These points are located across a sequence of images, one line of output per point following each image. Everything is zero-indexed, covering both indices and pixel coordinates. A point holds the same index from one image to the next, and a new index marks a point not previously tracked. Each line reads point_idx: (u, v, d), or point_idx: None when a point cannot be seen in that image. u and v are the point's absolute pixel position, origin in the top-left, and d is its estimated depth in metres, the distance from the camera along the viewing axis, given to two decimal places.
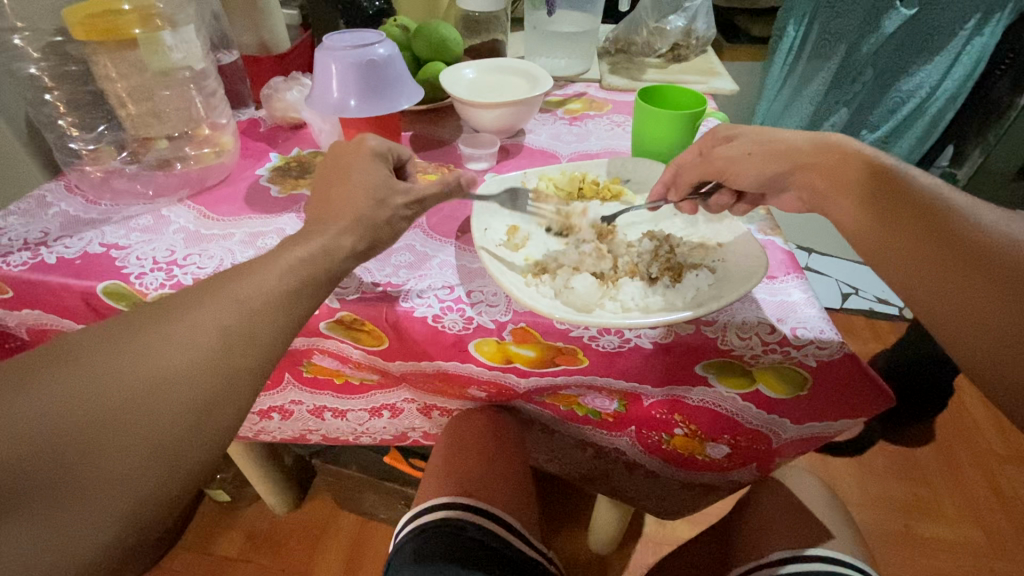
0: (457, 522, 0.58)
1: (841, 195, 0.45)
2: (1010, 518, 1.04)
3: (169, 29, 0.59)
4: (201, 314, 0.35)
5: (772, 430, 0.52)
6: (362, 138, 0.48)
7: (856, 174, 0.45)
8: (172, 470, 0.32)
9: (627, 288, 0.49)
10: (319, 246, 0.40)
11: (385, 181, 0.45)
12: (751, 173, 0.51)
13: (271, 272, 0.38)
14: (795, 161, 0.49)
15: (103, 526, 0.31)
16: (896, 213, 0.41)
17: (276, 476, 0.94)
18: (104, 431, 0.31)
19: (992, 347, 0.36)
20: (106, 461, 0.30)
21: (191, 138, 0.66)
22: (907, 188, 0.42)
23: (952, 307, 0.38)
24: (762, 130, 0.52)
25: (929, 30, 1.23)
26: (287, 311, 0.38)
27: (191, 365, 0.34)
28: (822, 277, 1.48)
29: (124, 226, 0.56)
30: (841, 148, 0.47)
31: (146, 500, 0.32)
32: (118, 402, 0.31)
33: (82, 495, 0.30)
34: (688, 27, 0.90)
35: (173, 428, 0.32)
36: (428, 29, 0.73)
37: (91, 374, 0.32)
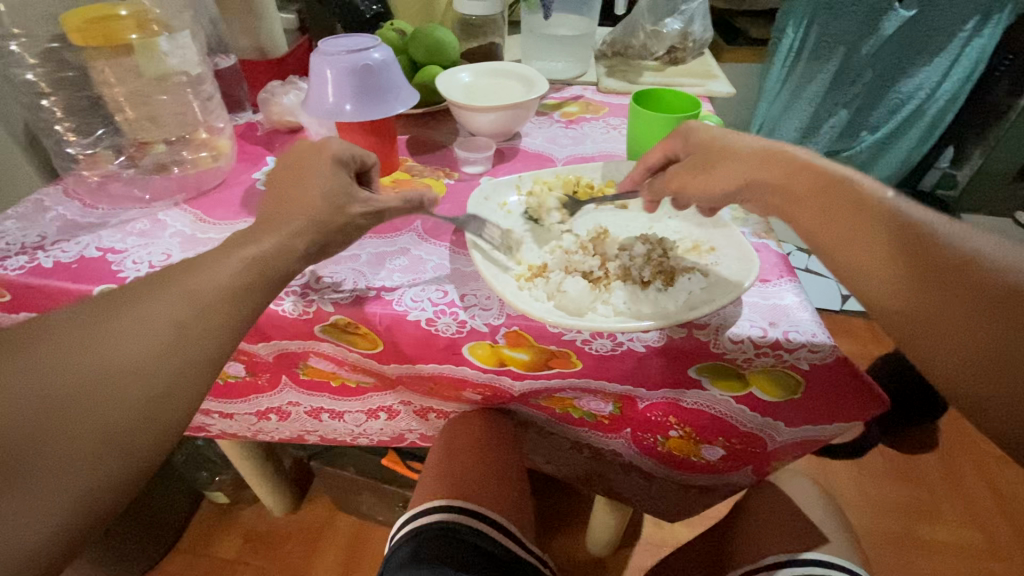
0: (448, 524, 0.58)
1: (800, 212, 0.45)
2: (1009, 520, 1.03)
3: (166, 35, 0.59)
4: (154, 305, 0.36)
5: (766, 434, 0.52)
6: (325, 141, 0.48)
7: (809, 189, 0.44)
8: (127, 456, 0.33)
9: (619, 292, 0.49)
10: (277, 244, 0.41)
11: (343, 189, 0.46)
12: (705, 190, 0.51)
13: (224, 266, 0.39)
14: (744, 178, 0.48)
15: (47, 519, 0.30)
16: (852, 230, 0.41)
17: (274, 479, 0.94)
18: (58, 417, 0.31)
19: (965, 371, 0.35)
20: (58, 447, 0.31)
21: (188, 142, 0.66)
22: (862, 202, 0.42)
23: (923, 329, 0.37)
24: (711, 138, 0.51)
25: (930, 32, 1.23)
26: (246, 301, 0.39)
27: (148, 354, 0.34)
28: (821, 279, 1.48)
29: (121, 230, 0.57)
30: (790, 159, 0.46)
31: (97, 489, 0.32)
32: (73, 389, 0.32)
33: (28, 483, 0.29)
34: (684, 30, 0.90)
35: (128, 415, 0.33)
36: (424, 33, 0.73)
37: (44, 363, 0.32)
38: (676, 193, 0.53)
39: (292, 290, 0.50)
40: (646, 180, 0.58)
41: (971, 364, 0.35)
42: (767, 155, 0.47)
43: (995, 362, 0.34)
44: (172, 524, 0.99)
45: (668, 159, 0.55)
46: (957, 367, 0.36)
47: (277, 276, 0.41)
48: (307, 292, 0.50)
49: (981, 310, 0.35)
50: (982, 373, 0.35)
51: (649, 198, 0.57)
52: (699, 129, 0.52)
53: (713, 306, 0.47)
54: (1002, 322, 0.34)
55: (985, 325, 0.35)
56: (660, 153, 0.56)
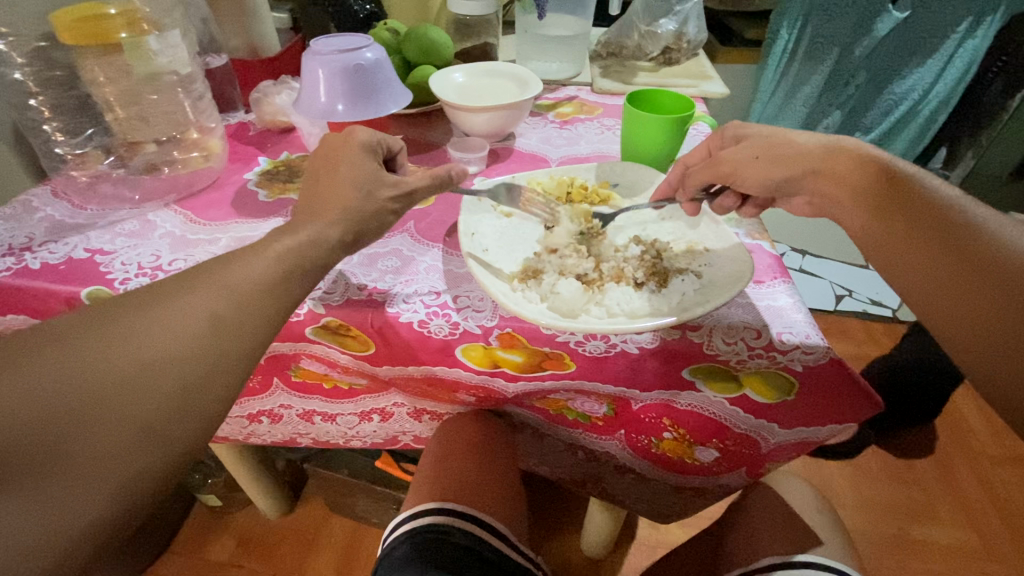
0: (442, 527, 0.57)
1: (852, 201, 0.46)
2: (1003, 520, 1.04)
3: (155, 33, 0.59)
4: (190, 299, 0.36)
5: (760, 435, 0.52)
6: (350, 131, 0.48)
7: (867, 181, 0.45)
8: (160, 451, 0.32)
9: (613, 294, 0.48)
10: (306, 237, 0.41)
11: (373, 173, 0.45)
12: (760, 178, 0.52)
13: (256, 262, 0.38)
14: (807, 167, 0.49)
15: (82, 512, 0.30)
16: (899, 220, 0.42)
17: (267, 481, 0.94)
18: (93, 410, 0.31)
19: (998, 361, 0.35)
20: (91, 440, 0.30)
21: (179, 141, 0.65)
22: (913, 192, 0.42)
23: (962, 318, 0.37)
24: (772, 131, 0.53)
25: (920, 35, 1.25)
26: (280, 299, 0.38)
27: (181, 349, 0.34)
28: (815, 279, 1.49)
29: (109, 231, 0.56)
30: (849, 152, 0.47)
31: (129, 484, 0.31)
32: (106, 382, 0.31)
33: (61, 478, 0.30)
34: (679, 30, 0.90)
35: (160, 411, 0.32)
36: (417, 32, 0.73)
37: (79, 356, 0.32)
38: (731, 175, 0.53)
39: (313, 298, 0.49)
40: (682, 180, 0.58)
41: (1003, 356, 0.35)
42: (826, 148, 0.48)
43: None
44: (163, 527, 0.98)
45: (710, 154, 0.57)
46: (987, 357, 0.36)
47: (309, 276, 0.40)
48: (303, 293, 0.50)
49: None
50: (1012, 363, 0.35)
51: (687, 200, 0.56)
52: (753, 127, 0.54)
53: (740, 292, 0.48)
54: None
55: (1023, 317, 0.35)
56: (702, 149, 0.58)
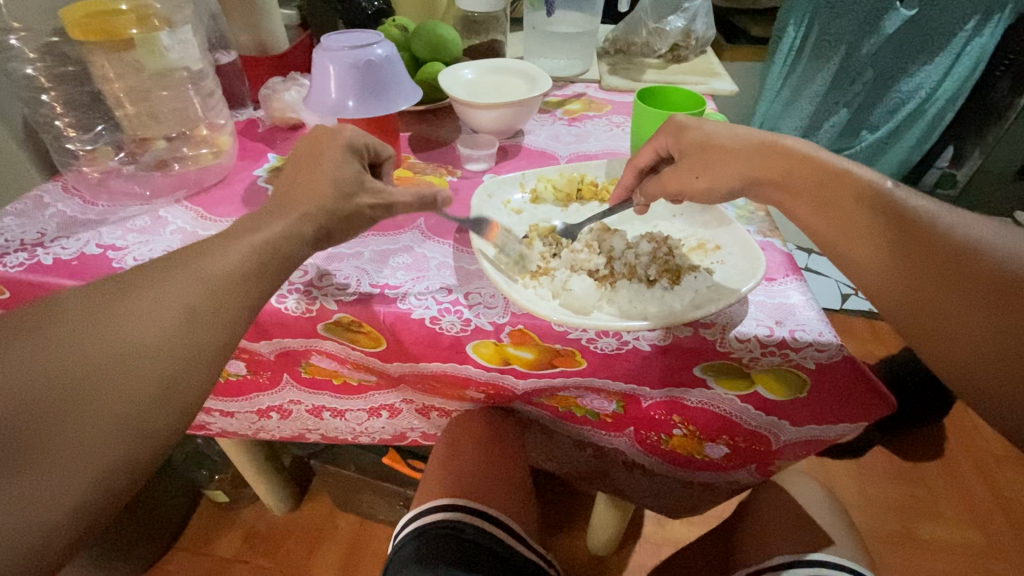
0: (456, 523, 0.57)
1: (803, 207, 0.46)
2: (1009, 519, 1.04)
3: (166, 30, 0.58)
4: (164, 289, 0.35)
5: (771, 432, 0.51)
6: (341, 127, 0.49)
7: (814, 183, 0.45)
8: (138, 440, 0.32)
9: (625, 291, 0.48)
10: (282, 228, 0.41)
11: (354, 177, 0.47)
12: (707, 190, 0.51)
13: (229, 254, 0.38)
14: (749, 174, 0.49)
15: (61, 497, 0.29)
16: (858, 225, 0.42)
17: (274, 477, 0.94)
18: (68, 399, 0.30)
19: (972, 362, 0.35)
20: (67, 428, 0.30)
21: (189, 138, 0.66)
22: (862, 194, 0.43)
23: (929, 323, 0.38)
24: (708, 135, 0.51)
25: (929, 31, 1.24)
26: (253, 284, 0.39)
27: (157, 338, 0.34)
28: (821, 278, 1.49)
29: (120, 227, 0.56)
30: (791, 152, 0.47)
31: (107, 477, 0.30)
32: (83, 367, 0.31)
33: (32, 470, 0.28)
34: (687, 28, 0.90)
35: (140, 393, 0.32)
36: (425, 29, 0.73)
37: (54, 346, 0.31)
38: (680, 194, 0.53)
39: (295, 287, 0.50)
40: (639, 183, 0.58)
41: (966, 350, 0.36)
42: (766, 148, 0.48)
43: (990, 349, 0.35)
44: (169, 525, 0.98)
45: (659, 157, 0.56)
46: (953, 352, 0.36)
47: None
48: (311, 290, 0.50)
49: (986, 306, 0.35)
50: (978, 356, 0.35)
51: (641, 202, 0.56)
52: (697, 124, 0.52)
53: (738, 298, 0.47)
54: (995, 309, 0.35)
55: (980, 310, 0.35)
56: (650, 151, 0.56)
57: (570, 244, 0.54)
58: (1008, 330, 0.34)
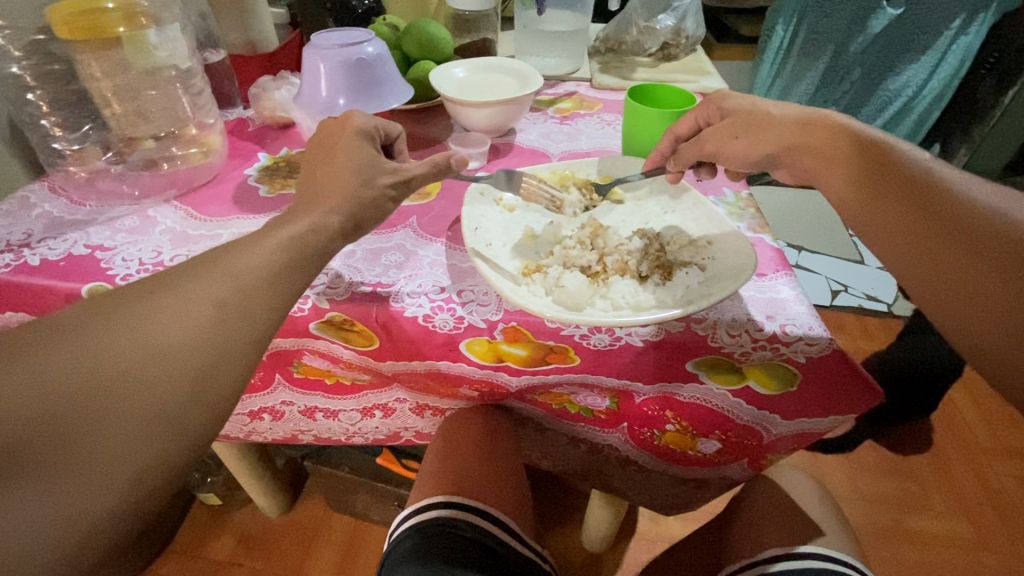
0: (447, 520, 0.57)
1: (831, 172, 0.46)
2: (998, 512, 1.05)
3: (154, 27, 0.59)
4: (189, 290, 0.36)
5: (762, 426, 0.52)
6: (350, 114, 0.50)
7: (842, 151, 0.46)
8: (170, 440, 0.32)
9: (618, 287, 0.48)
10: (308, 223, 0.41)
11: (371, 160, 0.46)
12: (739, 155, 0.53)
13: (258, 254, 0.38)
14: (784, 143, 0.50)
15: (99, 500, 0.30)
16: (880, 188, 0.42)
17: (267, 479, 0.93)
18: (103, 398, 0.30)
19: (984, 325, 0.36)
20: (102, 429, 0.30)
21: (178, 137, 0.65)
22: (891, 162, 0.43)
23: (942, 285, 0.38)
24: (750, 105, 0.53)
25: (914, 31, 1.26)
26: (280, 285, 0.38)
27: (189, 337, 0.34)
28: (811, 275, 1.50)
29: (108, 227, 0.56)
30: (832, 125, 0.47)
31: (140, 477, 0.31)
32: (112, 371, 0.31)
33: (70, 473, 0.29)
34: (677, 26, 0.90)
35: (168, 398, 0.32)
36: (416, 28, 0.73)
37: (88, 345, 0.32)
38: (714, 154, 0.55)
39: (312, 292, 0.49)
40: (674, 151, 0.59)
41: (979, 311, 0.36)
42: (807, 119, 0.49)
43: (1000, 310, 0.35)
44: (162, 528, 0.97)
45: (698, 127, 0.58)
46: (964, 314, 0.37)
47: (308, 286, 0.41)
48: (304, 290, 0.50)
49: (1002, 269, 0.35)
50: (989, 319, 0.35)
51: (674, 170, 0.59)
52: (735, 100, 0.55)
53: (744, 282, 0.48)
54: (1008, 273, 0.35)
55: (994, 273, 0.36)
56: (690, 121, 0.58)
57: (565, 239, 0.54)
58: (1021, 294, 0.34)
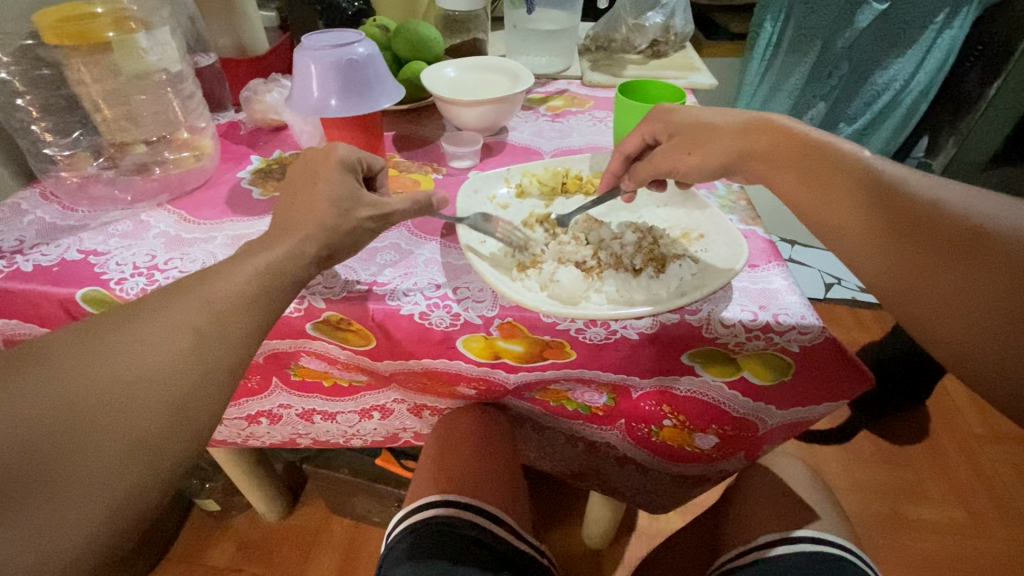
0: (451, 519, 0.58)
1: (785, 176, 0.47)
2: (993, 498, 1.06)
3: (143, 31, 0.59)
4: (166, 317, 0.36)
5: (758, 417, 0.52)
6: (331, 145, 0.48)
7: (793, 155, 0.47)
8: (148, 466, 0.32)
9: (611, 280, 0.49)
10: (283, 252, 0.41)
11: (350, 193, 0.46)
12: (695, 169, 0.52)
13: (237, 275, 0.39)
14: (738, 149, 0.49)
15: (77, 529, 0.30)
16: (836, 193, 0.43)
17: (266, 484, 0.93)
18: (82, 426, 0.31)
19: (949, 323, 0.37)
20: (78, 457, 0.30)
21: (170, 142, 0.65)
22: (841, 163, 0.44)
23: (908, 287, 0.39)
24: (696, 115, 0.53)
25: (899, 26, 1.27)
26: (262, 306, 0.39)
27: (164, 363, 0.34)
28: (805, 268, 1.51)
29: (102, 232, 0.56)
30: (778, 127, 0.48)
31: (119, 503, 0.31)
32: (89, 401, 0.32)
33: (50, 502, 0.29)
34: (666, 23, 0.90)
35: (146, 425, 0.33)
36: (407, 28, 0.73)
37: (63, 376, 0.32)
38: (669, 173, 0.54)
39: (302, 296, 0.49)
40: (627, 170, 0.59)
41: (943, 310, 0.37)
42: (752, 125, 0.49)
43: (963, 307, 0.36)
44: (160, 536, 0.96)
45: (647, 143, 0.56)
46: (933, 311, 0.38)
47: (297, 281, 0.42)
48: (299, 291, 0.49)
49: (960, 267, 0.37)
50: (954, 316, 0.37)
51: (629, 188, 0.56)
52: (682, 109, 0.54)
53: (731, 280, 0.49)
54: (967, 266, 0.37)
55: (953, 267, 0.37)
56: (637, 139, 0.56)
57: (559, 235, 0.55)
58: (979, 288, 0.36)
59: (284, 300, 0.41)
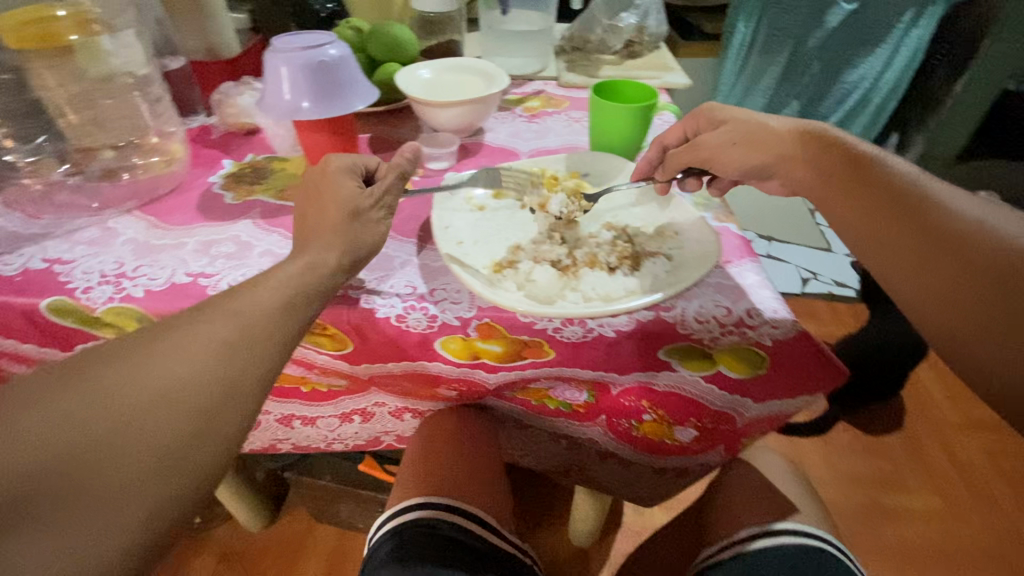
0: (431, 521, 0.58)
1: (823, 183, 0.48)
2: (967, 485, 1.09)
3: (108, 33, 0.58)
4: (198, 329, 0.37)
5: (736, 410, 0.53)
6: (325, 161, 0.49)
7: (835, 164, 0.48)
8: (179, 477, 0.33)
9: (588, 279, 0.50)
10: (306, 263, 0.42)
11: (356, 196, 0.47)
12: (734, 163, 0.54)
13: (264, 290, 0.40)
14: (781, 154, 0.51)
15: (111, 543, 0.30)
16: (876, 200, 0.44)
17: (248, 493, 0.92)
18: (109, 442, 0.31)
19: (973, 336, 0.39)
20: (113, 470, 0.31)
21: (138, 146, 0.64)
22: (884, 173, 0.45)
23: (936, 298, 0.40)
24: (750, 118, 0.55)
25: (867, 28, 1.31)
26: (297, 316, 0.40)
27: (196, 375, 0.35)
28: (782, 264, 1.54)
29: (67, 240, 0.54)
30: (824, 139, 0.50)
31: (153, 516, 0.32)
32: (124, 413, 0.32)
33: (86, 515, 0.30)
34: (640, 24, 0.93)
35: (179, 437, 0.33)
36: (380, 30, 0.73)
37: (101, 388, 0.32)
38: (709, 159, 0.56)
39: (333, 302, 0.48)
40: (662, 159, 0.61)
41: (968, 323, 0.39)
42: (800, 135, 0.51)
43: (988, 322, 0.38)
44: None
45: (687, 137, 0.60)
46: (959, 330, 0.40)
47: (289, 284, 0.41)
48: None
49: (990, 286, 0.39)
50: (979, 330, 0.39)
51: (663, 179, 0.58)
52: (731, 111, 0.56)
53: (708, 272, 0.51)
54: (998, 292, 0.38)
55: (985, 290, 0.39)
56: (679, 131, 0.60)
57: (545, 237, 0.55)
58: (1007, 308, 0.38)
59: (310, 312, 0.41)
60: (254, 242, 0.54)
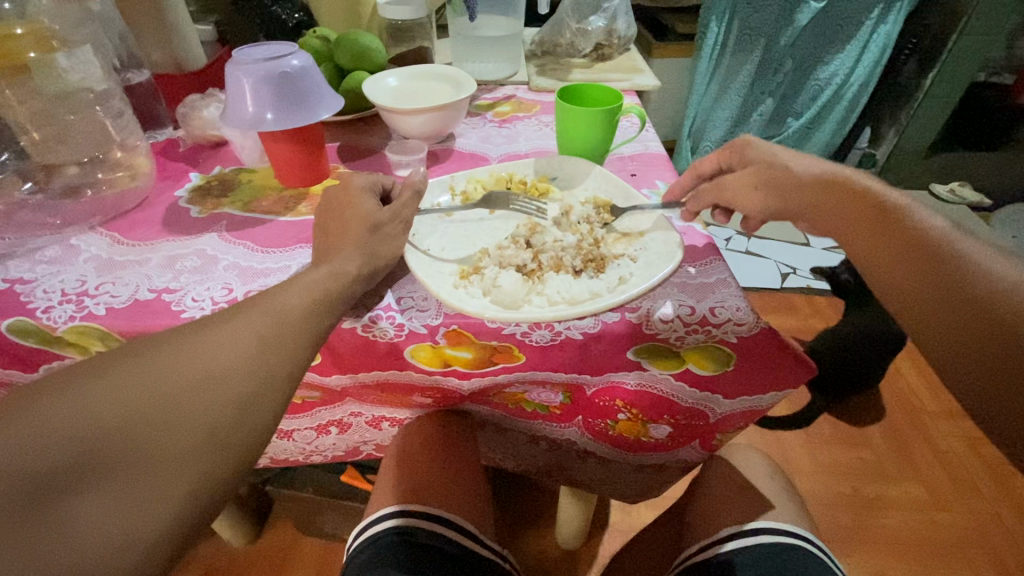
0: (406, 528, 0.57)
1: (851, 237, 0.45)
2: (947, 473, 1.11)
3: (64, 50, 0.57)
4: (240, 323, 0.38)
5: (706, 407, 0.53)
6: (348, 179, 0.51)
7: (864, 217, 0.45)
8: (223, 455, 0.33)
9: (553, 282, 0.50)
10: (328, 271, 0.43)
11: (378, 211, 0.48)
12: (757, 204, 0.53)
13: (294, 292, 0.41)
14: (804, 203, 0.49)
15: (158, 513, 0.30)
16: (906, 265, 0.41)
17: (230, 508, 0.91)
18: (164, 414, 0.32)
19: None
20: (164, 441, 0.31)
21: (101, 162, 0.63)
22: (916, 233, 0.41)
23: (978, 381, 0.36)
24: (774, 160, 0.53)
25: (838, 21, 1.34)
26: (323, 317, 0.41)
27: (240, 360, 0.36)
28: (762, 260, 1.56)
29: (28, 259, 0.53)
30: (853, 187, 0.46)
31: (198, 489, 0.32)
32: (175, 388, 0.33)
33: (139, 483, 0.30)
34: (609, 28, 0.93)
35: (224, 415, 0.34)
36: (347, 39, 0.73)
37: (155, 366, 0.34)
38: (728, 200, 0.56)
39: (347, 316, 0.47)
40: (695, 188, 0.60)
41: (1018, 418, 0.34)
42: (828, 183, 0.48)
43: None
44: None
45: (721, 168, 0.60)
46: (963, 388, 0.37)
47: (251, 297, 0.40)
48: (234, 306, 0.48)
49: None
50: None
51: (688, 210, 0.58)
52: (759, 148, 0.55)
53: (674, 270, 0.51)
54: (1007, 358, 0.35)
55: (985, 343, 0.36)
56: (712, 163, 0.60)
57: (516, 242, 0.55)
58: None
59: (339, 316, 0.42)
60: (220, 256, 0.53)
